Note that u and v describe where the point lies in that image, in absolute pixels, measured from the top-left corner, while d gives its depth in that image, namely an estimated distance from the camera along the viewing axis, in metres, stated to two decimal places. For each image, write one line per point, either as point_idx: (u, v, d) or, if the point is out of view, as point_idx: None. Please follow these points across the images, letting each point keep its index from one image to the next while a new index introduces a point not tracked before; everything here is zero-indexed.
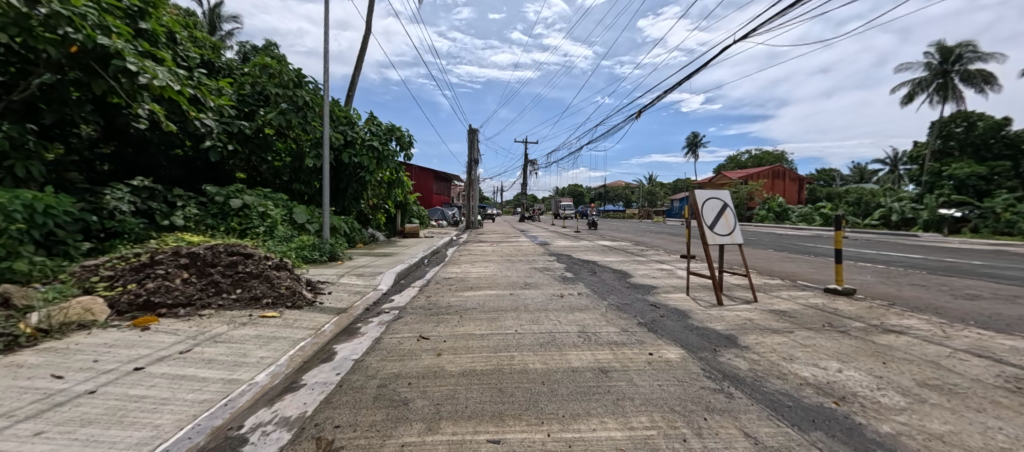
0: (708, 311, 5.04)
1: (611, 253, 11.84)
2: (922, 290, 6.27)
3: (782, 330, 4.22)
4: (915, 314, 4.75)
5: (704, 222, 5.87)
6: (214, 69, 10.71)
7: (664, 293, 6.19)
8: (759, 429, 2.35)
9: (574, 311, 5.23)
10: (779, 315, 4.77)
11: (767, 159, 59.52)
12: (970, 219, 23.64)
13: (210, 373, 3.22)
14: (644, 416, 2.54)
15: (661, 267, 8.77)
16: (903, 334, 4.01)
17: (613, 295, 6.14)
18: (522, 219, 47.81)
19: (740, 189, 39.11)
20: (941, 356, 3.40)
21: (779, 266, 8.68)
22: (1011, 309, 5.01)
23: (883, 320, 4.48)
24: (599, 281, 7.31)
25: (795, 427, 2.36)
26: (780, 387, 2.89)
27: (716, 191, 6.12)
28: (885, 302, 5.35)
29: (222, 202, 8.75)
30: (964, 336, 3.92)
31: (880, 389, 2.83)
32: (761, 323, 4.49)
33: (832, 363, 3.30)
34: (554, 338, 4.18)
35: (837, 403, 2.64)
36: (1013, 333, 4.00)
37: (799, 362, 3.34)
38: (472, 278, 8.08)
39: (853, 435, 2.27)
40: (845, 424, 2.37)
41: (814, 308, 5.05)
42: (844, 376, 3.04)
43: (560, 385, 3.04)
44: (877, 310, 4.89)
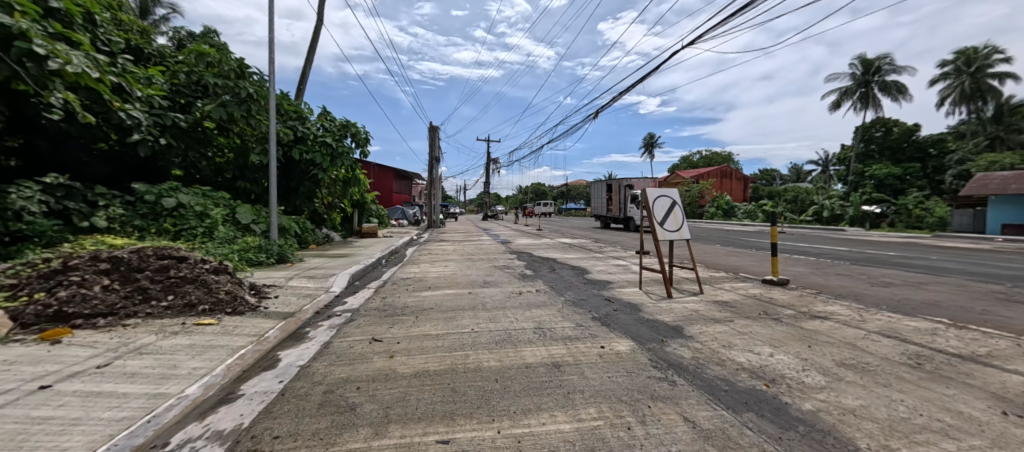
0: (657, 303, 5.27)
1: (571, 250, 12.08)
2: (846, 279, 6.90)
3: (723, 319, 4.48)
4: (838, 301, 5.21)
5: (654, 219, 6.10)
6: (143, 56, 9.77)
7: (618, 288, 6.38)
8: (698, 413, 2.48)
9: (531, 308, 5.25)
10: (722, 305, 5.07)
11: (716, 160, 62.93)
12: (888, 215, 26.40)
13: (132, 388, 2.93)
14: (592, 408, 2.60)
15: (616, 263, 9.06)
16: (827, 319, 4.39)
17: (570, 291, 6.24)
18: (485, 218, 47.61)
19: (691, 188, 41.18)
20: (857, 338, 3.75)
21: (725, 260, 9.22)
22: (916, 294, 5.63)
23: (810, 307, 4.87)
24: (557, 278, 7.42)
25: (729, 410, 2.51)
26: (718, 373, 3.07)
27: (666, 189, 6.38)
28: (814, 291, 5.83)
29: (153, 201, 8.04)
30: (877, 320, 4.35)
31: (805, 369, 3.08)
32: (705, 313, 4.75)
33: (765, 349, 3.55)
34: (509, 336, 4.18)
35: (767, 385, 2.84)
36: (916, 316, 4.49)
37: (737, 349, 3.56)
38: (430, 277, 7.93)
39: (780, 413, 2.45)
40: (774, 405, 2.55)
41: (752, 298, 5.41)
42: (774, 360, 3.29)
43: (512, 382, 3.04)
44: (806, 299, 5.32)
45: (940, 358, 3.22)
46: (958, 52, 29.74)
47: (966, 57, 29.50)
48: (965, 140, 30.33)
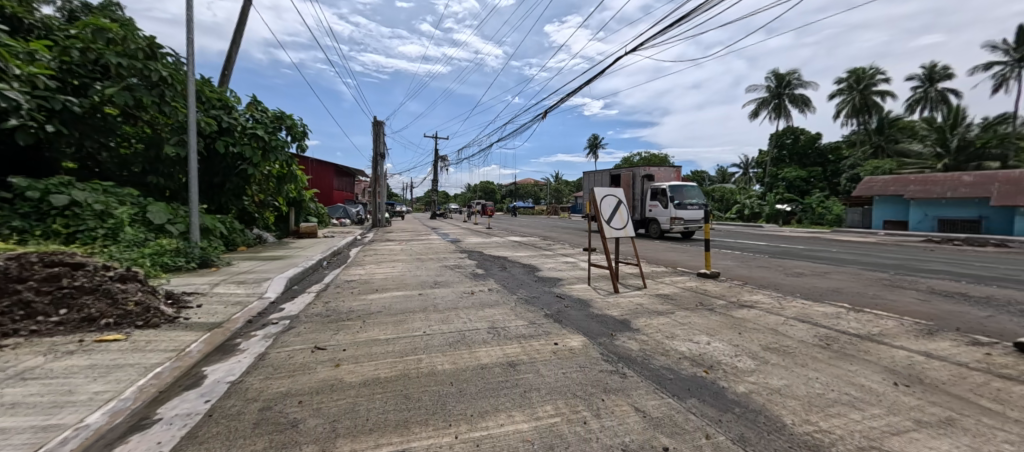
0: (606, 299, 5.49)
1: (522, 248, 12.21)
2: (766, 271, 7.71)
3: (666, 311, 4.77)
4: (761, 291, 5.79)
5: (602, 217, 6.36)
6: (20, 26, 8.22)
7: (569, 285, 6.56)
8: (647, 402, 2.61)
9: (484, 308, 5.22)
10: (663, 298, 5.42)
11: (654, 161, 67.03)
12: (796, 212, 29.97)
13: (11, 421, 2.44)
14: (549, 405, 2.63)
15: (566, 260, 9.31)
16: (753, 308, 4.85)
17: (522, 289, 6.29)
18: (434, 216, 46.58)
19: None
20: (779, 324, 4.19)
21: (664, 256, 9.88)
22: (822, 283, 6.43)
23: (739, 297, 5.37)
24: (509, 276, 7.45)
25: (675, 397, 2.67)
26: (664, 363, 3.26)
27: (613, 189, 6.66)
28: (741, 282, 6.43)
29: (37, 198, 6.82)
30: (793, 306, 4.90)
31: (737, 355, 3.37)
32: (650, 306, 5.03)
33: (703, 337, 3.84)
34: (463, 337, 4.11)
35: (706, 371, 3.06)
36: (824, 302, 5.13)
37: (679, 339, 3.80)
38: (377, 279, 7.58)
39: (718, 397, 2.65)
40: (713, 389, 2.76)
41: (690, 290, 5.84)
42: (711, 347, 3.57)
43: (468, 385, 2.99)
44: (735, 289, 5.86)
45: (844, 338, 3.70)
46: (850, 71, 34.36)
47: (857, 76, 34.15)
48: (855, 148, 35.20)
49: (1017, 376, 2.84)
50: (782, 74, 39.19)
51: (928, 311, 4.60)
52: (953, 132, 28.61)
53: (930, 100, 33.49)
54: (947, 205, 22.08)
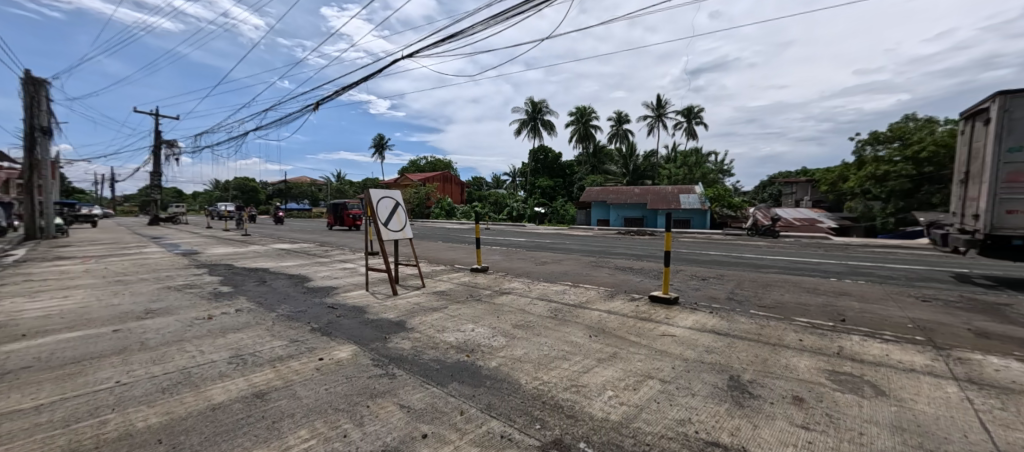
0: (383, 302, 5.38)
1: (289, 257, 10.49)
2: (523, 262, 9.40)
3: (440, 307, 5.11)
4: (517, 278, 7.01)
5: (379, 219, 6.19)
6: None
7: (344, 292, 6.08)
8: (412, 396, 2.72)
9: (226, 334, 4.18)
10: (439, 295, 5.78)
11: (440, 166, 69.95)
12: (547, 213, 37.83)
13: None
14: (303, 429, 2.35)
15: (344, 266, 8.60)
16: (510, 293, 5.81)
17: (284, 305, 5.39)
18: (155, 222, 34.09)
19: (420, 191, 44.56)
20: (525, 304, 5.18)
21: (445, 255, 10.55)
22: (557, 267, 8.37)
23: (500, 286, 6.31)
24: (268, 291, 6.25)
25: (438, 385, 2.88)
26: (433, 355, 3.48)
27: (389, 191, 6.61)
28: (503, 273, 7.59)
29: None
30: (537, 288, 6.16)
31: (494, 336, 3.95)
32: (426, 304, 5.27)
33: (469, 325, 4.32)
34: (190, 375, 3.18)
35: (467, 355, 3.45)
36: (556, 282, 6.68)
37: (448, 331, 4.14)
38: (26, 319, 4.90)
39: (474, 376, 3.03)
40: (471, 370, 3.14)
41: (463, 284, 6.45)
42: (474, 333, 4.05)
43: (189, 436, 2.32)
44: (498, 279, 6.86)
45: (566, 308, 4.92)
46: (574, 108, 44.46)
47: (580, 112, 44.48)
48: (581, 166, 46.91)
49: (647, 317, 4.50)
50: (536, 102, 48.54)
51: (613, 281, 6.70)
52: (629, 160, 43.13)
53: (620, 136, 48.65)
54: (627, 207, 32.49)
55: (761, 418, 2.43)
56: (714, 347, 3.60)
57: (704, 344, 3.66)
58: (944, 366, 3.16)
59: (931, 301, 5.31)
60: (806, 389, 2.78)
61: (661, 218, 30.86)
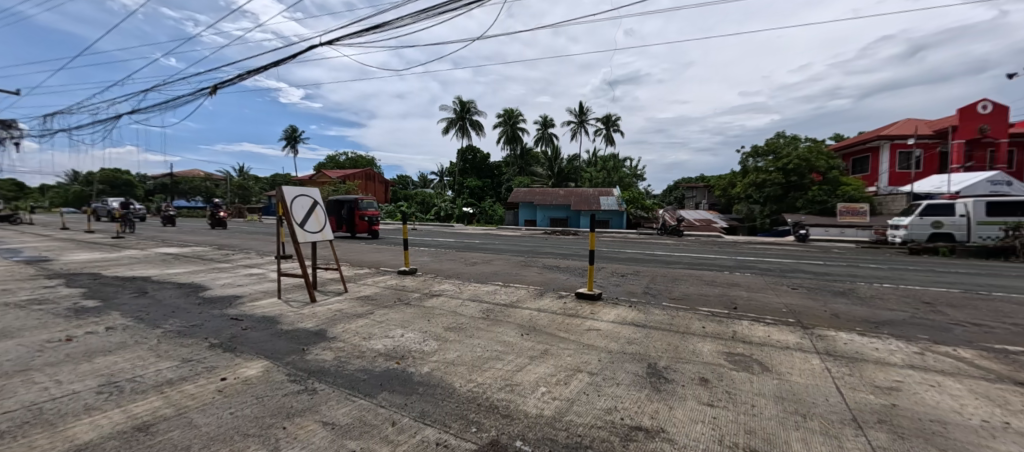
0: (299, 311, 4.89)
1: (178, 263, 9.01)
2: (452, 263, 9.26)
3: (365, 313, 4.80)
4: (447, 279, 6.88)
5: (294, 219, 5.61)
6: None
7: (250, 302, 5.39)
8: (338, 412, 2.51)
9: (92, 358, 3.43)
10: (364, 300, 5.43)
11: (361, 163, 65.88)
12: (475, 214, 37.78)
13: None
14: None
15: (249, 272, 7.63)
16: (440, 295, 5.68)
17: (172, 319, 4.61)
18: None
19: (340, 188, 41.38)
20: (457, 305, 5.11)
21: (368, 257, 9.96)
22: (486, 267, 8.41)
23: (430, 288, 6.14)
24: (151, 304, 5.29)
25: (367, 396, 2.71)
26: (359, 365, 3.25)
27: (306, 189, 6.05)
28: (432, 274, 7.40)
29: None
30: (468, 289, 6.11)
31: (425, 340, 3.83)
32: (349, 310, 4.91)
33: (398, 331, 4.12)
34: (39, 413, 2.54)
35: (397, 362, 3.29)
36: (487, 282, 6.70)
37: (375, 338, 3.91)
38: None
39: (406, 384, 2.90)
40: (402, 378, 3.00)
41: (390, 288, 6.15)
42: (404, 338, 3.88)
43: None
44: (427, 281, 6.67)
45: (498, 309, 4.95)
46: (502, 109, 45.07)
47: (508, 114, 45.18)
48: (509, 167, 47.65)
49: (575, 314, 4.72)
50: (465, 102, 48.24)
51: (541, 279, 6.93)
52: (554, 162, 44.85)
53: (545, 140, 50.47)
54: (552, 208, 33.86)
55: (675, 400, 2.70)
56: (634, 338, 3.93)
57: (625, 336, 3.96)
58: (809, 342, 3.83)
59: (798, 288, 6.40)
60: (710, 371, 3.16)
61: (583, 219, 32.69)
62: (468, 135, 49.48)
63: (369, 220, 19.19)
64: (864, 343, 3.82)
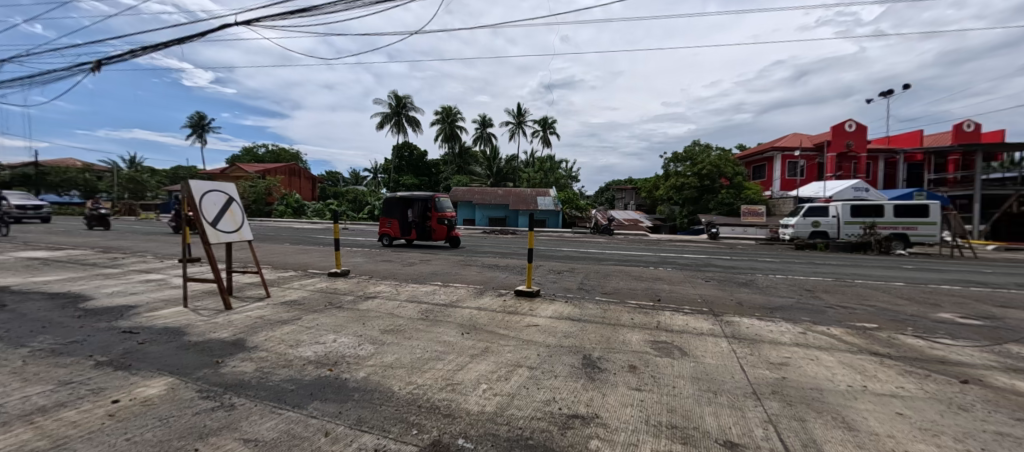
0: (211, 320, 4.37)
1: (45, 269, 7.49)
2: (388, 263, 8.88)
3: (291, 319, 4.44)
4: (384, 281, 6.60)
5: (205, 218, 4.99)
6: None
7: (149, 312, 4.69)
8: (261, 427, 2.29)
9: None
10: (289, 305, 5.01)
11: (284, 157, 60.30)
12: None
13: None
14: None
15: (145, 278, 6.61)
16: (375, 297, 5.43)
17: (42, 335, 3.85)
18: None
19: (258, 184, 37.41)
20: (395, 307, 4.94)
21: (293, 259, 9.16)
22: (425, 267, 8.21)
23: (364, 290, 5.84)
24: (10, 319, 4.36)
25: (294, 408, 2.51)
26: (285, 375, 3.01)
27: (219, 184, 5.42)
28: (367, 276, 7.04)
29: None
30: (406, 290, 5.93)
31: (360, 344, 3.65)
32: (272, 317, 4.50)
33: (330, 336, 3.88)
34: None
35: (329, 369, 3.10)
36: (426, 282, 6.55)
37: (304, 345, 3.63)
38: None
39: (340, 391, 2.74)
40: (335, 385, 2.83)
41: (319, 291, 5.73)
42: (336, 343, 3.66)
43: None
44: (361, 283, 6.34)
45: (437, 309, 4.88)
46: (440, 107, 44.20)
47: (447, 112, 44.39)
48: (447, 165, 46.91)
49: (514, 311, 4.82)
50: (400, 97, 46.42)
51: (481, 278, 6.95)
52: (493, 162, 45.04)
53: (484, 139, 50.43)
54: (491, 208, 34.01)
55: (608, 387, 2.90)
56: (570, 331, 4.12)
57: (562, 330, 4.15)
58: (719, 328, 4.32)
59: (710, 280, 7.18)
60: (638, 358, 3.44)
61: (521, 218, 33.33)
62: (405, 131, 47.73)
63: (447, 221, 13.35)
64: (762, 326, 4.42)
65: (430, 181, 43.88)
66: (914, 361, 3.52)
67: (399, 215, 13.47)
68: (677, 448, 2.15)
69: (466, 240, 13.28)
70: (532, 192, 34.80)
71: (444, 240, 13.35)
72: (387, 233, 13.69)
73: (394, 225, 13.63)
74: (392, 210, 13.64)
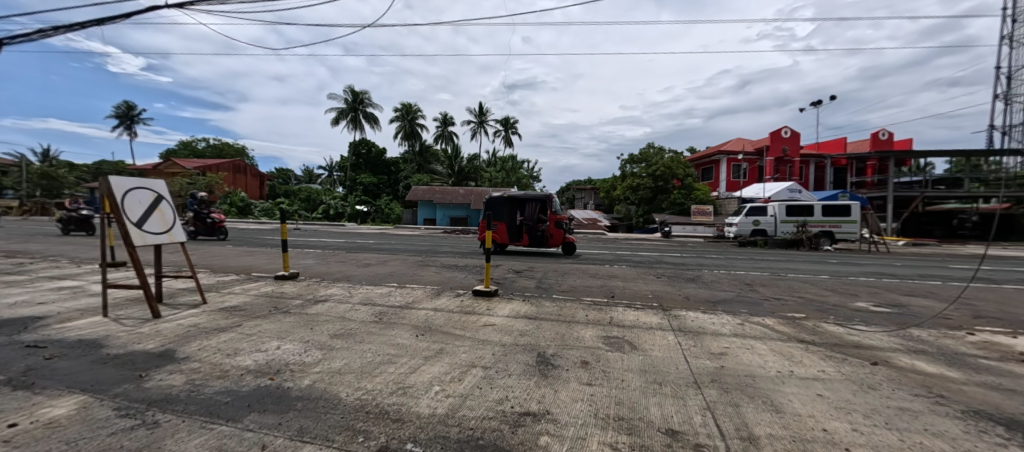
0: (135, 330, 3.97)
1: None
2: (341, 265, 8.52)
3: (229, 326, 4.13)
4: (336, 283, 6.33)
5: (129, 218, 4.55)
6: None
7: (59, 323, 4.18)
8: (189, 444, 2.11)
9: None
10: (229, 311, 4.67)
11: (227, 152, 56.16)
12: (370, 212, 35.44)
13: None
14: None
15: (56, 286, 5.89)
16: (326, 301, 5.20)
17: None
18: None
19: (197, 181, 34.54)
20: (346, 310, 4.75)
21: (236, 262, 8.55)
22: (381, 268, 7.97)
23: (314, 294, 5.57)
24: None
25: (229, 421, 2.34)
26: (220, 386, 2.79)
27: (146, 182, 4.96)
28: (318, 278, 6.72)
29: None
30: (359, 292, 5.72)
31: (306, 350, 3.47)
32: (208, 325, 4.17)
33: (273, 343, 3.66)
34: None
35: (271, 378, 2.92)
36: (381, 284, 6.36)
37: (243, 353, 3.40)
38: None
39: (281, 401, 2.59)
40: (276, 395, 2.67)
41: (264, 296, 5.39)
42: (279, 351, 3.46)
43: None
44: (311, 286, 6.04)
45: (391, 311, 4.75)
46: (399, 104, 43.11)
47: (406, 109, 43.36)
48: (407, 164, 45.84)
49: (471, 311, 4.80)
50: (357, 92, 44.73)
51: (439, 279, 6.86)
52: (454, 161, 44.51)
53: (446, 138, 49.77)
54: (452, 207, 33.63)
55: (560, 383, 2.95)
56: (526, 330, 4.16)
57: (518, 329, 4.18)
58: (666, 322, 4.54)
59: (660, 276, 7.54)
60: (590, 354, 3.53)
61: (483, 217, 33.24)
62: (362, 127, 46.05)
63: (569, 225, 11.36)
64: (705, 319, 4.70)
65: (389, 179, 42.70)
66: (832, 347, 3.89)
67: (508, 217, 11.48)
68: (623, 439, 2.23)
69: (574, 247, 11.53)
70: (494, 191, 34.86)
71: (559, 247, 11.47)
72: (493, 238, 11.75)
73: (499, 230, 11.69)
74: (496, 211, 11.58)
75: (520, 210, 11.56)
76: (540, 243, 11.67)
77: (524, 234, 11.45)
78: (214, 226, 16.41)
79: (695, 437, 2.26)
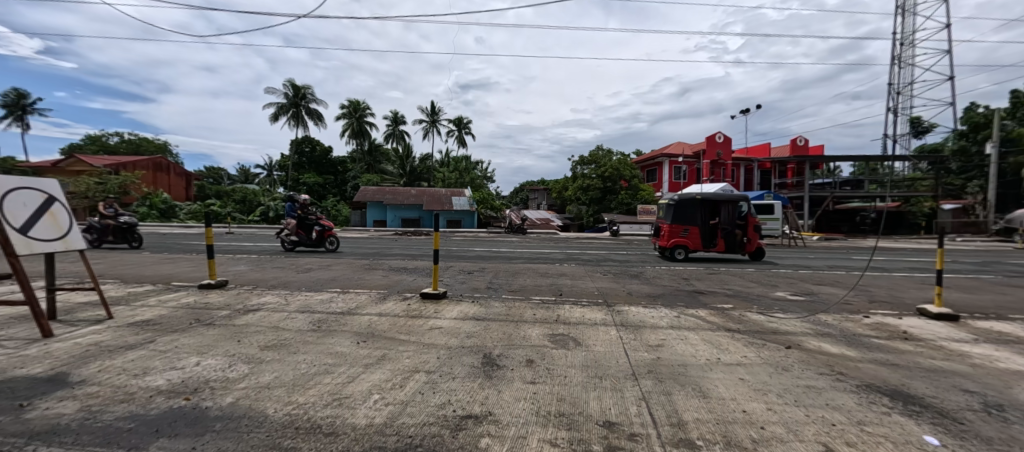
0: (19, 352, 3.43)
1: None
2: (278, 271, 7.95)
3: (140, 343, 3.69)
4: (270, 291, 5.88)
5: (12, 224, 3.94)
6: None
7: None
8: None
9: None
10: (140, 326, 4.18)
11: (146, 148, 50.38)
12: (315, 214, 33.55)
13: None
14: None
15: None
16: (258, 310, 4.82)
17: None
18: None
19: (109, 180, 30.64)
20: (280, 320, 4.43)
21: (152, 270, 7.68)
22: (323, 274, 7.55)
23: (245, 303, 5.14)
24: None
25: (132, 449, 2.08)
26: (122, 411, 2.48)
27: (36, 181, 4.32)
28: (250, 286, 6.22)
29: None
30: (296, 300, 5.36)
31: (231, 365, 3.20)
32: (113, 342, 3.70)
33: (192, 359, 3.32)
34: None
35: (186, 398, 2.65)
36: (321, 290, 6.01)
37: (154, 373, 3.05)
38: None
39: (197, 422, 2.36)
40: (191, 416, 2.42)
41: (184, 308, 4.88)
42: (199, 367, 3.15)
43: None
44: (242, 295, 5.57)
45: (331, 318, 4.51)
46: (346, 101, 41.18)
47: (354, 105, 41.51)
48: (356, 163, 43.96)
49: (417, 315, 4.68)
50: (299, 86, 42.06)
51: (385, 283, 6.62)
52: (406, 161, 43.38)
53: (397, 136, 48.27)
54: (404, 208, 32.68)
55: (504, 383, 2.96)
56: (473, 331, 4.13)
57: (465, 330, 4.13)
58: (610, 318, 4.72)
59: (607, 274, 7.82)
60: (536, 352, 3.58)
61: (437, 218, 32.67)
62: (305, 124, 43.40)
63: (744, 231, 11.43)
64: (645, 313, 4.94)
65: (336, 179, 40.73)
66: (754, 334, 4.25)
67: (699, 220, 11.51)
68: (562, 434, 2.27)
69: (762, 255, 11.60)
70: (447, 191, 34.43)
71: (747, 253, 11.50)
72: (682, 243, 11.64)
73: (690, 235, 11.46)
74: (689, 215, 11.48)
75: (717, 213, 11.51)
76: (736, 249, 11.58)
77: (717, 239, 11.51)
78: (322, 239, 12.41)
79: (630, 427, 2.35)
